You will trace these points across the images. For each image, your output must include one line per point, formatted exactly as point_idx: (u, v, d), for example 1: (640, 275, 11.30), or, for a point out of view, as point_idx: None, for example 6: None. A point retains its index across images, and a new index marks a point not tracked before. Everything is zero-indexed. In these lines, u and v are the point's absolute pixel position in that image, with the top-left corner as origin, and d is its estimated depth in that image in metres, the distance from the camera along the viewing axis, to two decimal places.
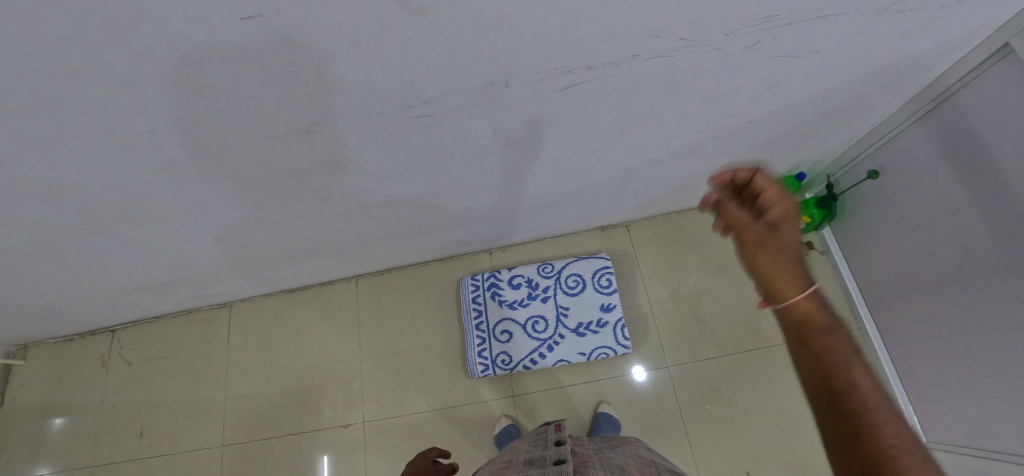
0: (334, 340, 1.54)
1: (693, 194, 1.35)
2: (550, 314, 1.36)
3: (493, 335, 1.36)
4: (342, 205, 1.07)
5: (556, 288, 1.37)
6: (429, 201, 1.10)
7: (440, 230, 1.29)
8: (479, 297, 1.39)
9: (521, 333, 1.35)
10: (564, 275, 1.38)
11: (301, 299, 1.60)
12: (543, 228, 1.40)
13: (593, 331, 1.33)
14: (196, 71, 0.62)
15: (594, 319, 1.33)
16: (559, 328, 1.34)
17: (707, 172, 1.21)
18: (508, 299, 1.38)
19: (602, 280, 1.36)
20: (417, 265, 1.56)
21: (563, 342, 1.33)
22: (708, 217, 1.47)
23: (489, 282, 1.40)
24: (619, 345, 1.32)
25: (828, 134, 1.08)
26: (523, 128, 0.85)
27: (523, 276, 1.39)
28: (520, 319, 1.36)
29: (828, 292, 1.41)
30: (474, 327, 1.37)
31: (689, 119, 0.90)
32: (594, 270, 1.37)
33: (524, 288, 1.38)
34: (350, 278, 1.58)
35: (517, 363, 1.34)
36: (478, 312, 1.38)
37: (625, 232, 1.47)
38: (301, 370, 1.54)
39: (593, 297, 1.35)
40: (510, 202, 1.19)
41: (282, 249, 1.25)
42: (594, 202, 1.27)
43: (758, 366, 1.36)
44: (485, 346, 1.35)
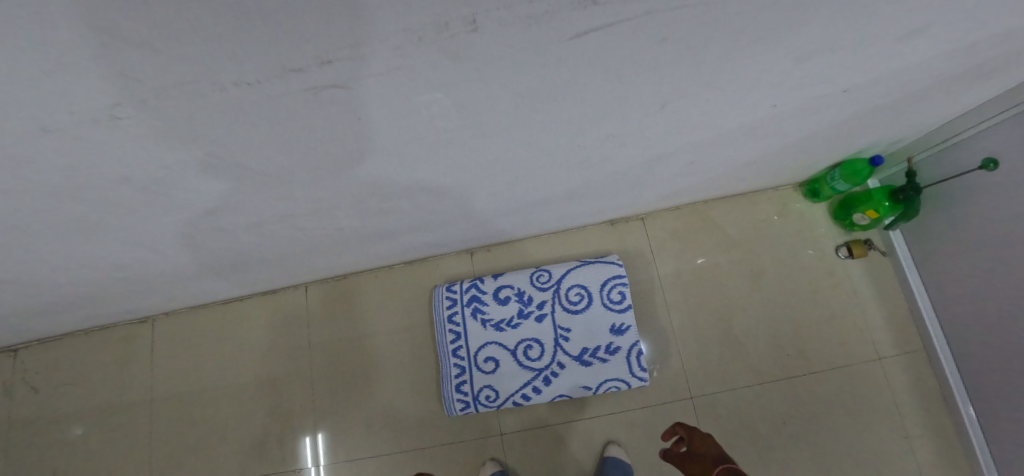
0: (280, 363, 1.25)
1: (730, 182, 1.05)
2: (546, 336, 1.06)
3: (475, 364, 1.06)
4: (252, 220, 0.75)
5: (554, 303, 1.07)
6: (377, 205, 0.79)
7: (401, 235, 0.99)
8: (457, 314, 1.08)
9: (510, 362, 1.05)
10: (565, 286, 1.07)
11: (238, 312, 1.29)
12: (537, 225, 1.10)
13: (601, 359, 1.04)
14: None
15: (602, 344, 1.04)
16: (558, 354, 1.05)
17: (756, 158, 0.91)
18: (493, 317, 1.07)
19: (613, 293, 1.05)
20: (381, 269, 1.25)
21: (563, 373, 1.04)
22: (744, 208, 1.17)
23: (469, 295, 1.09)
24: (634, 377, 1.03)
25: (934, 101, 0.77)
26: (508, 112, 0.53)
27: (513, 288, 1.08)
28: (508, 343, 1.06)
29: (889, 302, 1.13)
30: (451, 353, 1.07)
31: (764, 88, 0.59)
32: (601, 279, 1.06)
33: (513, 303, 1.08)
34: (298, 285, 1.27)
35: (505, 399, 1.05)
36: (455, 334, 1.08)
37: (641, 226, 1.16)
38: (240, 401, 1.26)
39: (601, 315, 1.05)
40: (492, 201, 0.88)
41: (189, 267, 0.93)
42: (603, 196, 0.96)
43: (800, 396, 1.10)
44: (465, 378, 1.06)
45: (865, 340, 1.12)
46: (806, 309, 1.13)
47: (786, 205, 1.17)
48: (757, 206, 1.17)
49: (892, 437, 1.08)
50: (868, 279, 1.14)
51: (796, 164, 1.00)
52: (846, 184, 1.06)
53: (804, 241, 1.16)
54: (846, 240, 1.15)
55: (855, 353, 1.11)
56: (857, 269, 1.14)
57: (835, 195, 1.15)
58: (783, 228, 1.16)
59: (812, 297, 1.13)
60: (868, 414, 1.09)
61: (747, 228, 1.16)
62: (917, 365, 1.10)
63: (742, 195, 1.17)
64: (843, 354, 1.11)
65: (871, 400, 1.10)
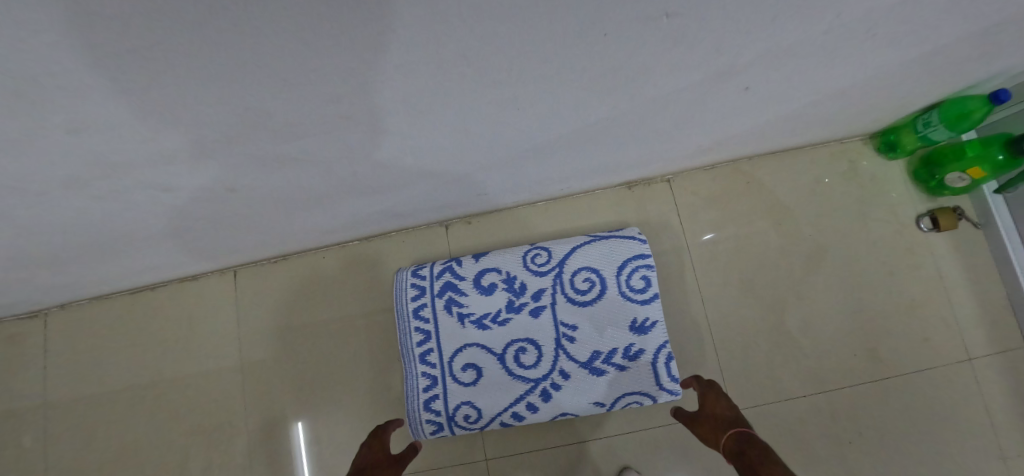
0: (201, 370, 0.97)
1: (790, 127, 0.78)
2: (544, 336, 0.80)
3: (450, 373, 0.79)
4: (67, 178, 0.46)
5: (555, 293, 0.80)
6: (284, 161, 0.50)
7: (343, 203, 0.71)
8: (425, 308, 0.81)
9: (497, 370, 0.79)
10: (569, 270, 0.81)
11: (145, 306, 1.00)
12: (532, 188, 0.82)
13: (618, 366, 0.78)
14: None
15: (619, 346, 0.78)
16: (561, 360, 0.79)
17: (842, 89, 0.64)
18: (474, 311, 0.80)
19: (635, 278, 0.79)
20: (331, 248, 0.97)
21: (568, 386, 0.78)
22: (801, 167, 0.90)
23: (442, 282, 0.81)
24: (663, 390, 0.77)
25: None
26: None
27: (500, 272, 0.81)
28: (494, 346, 0.80)
29: (982, 287, 0.88)
30: (418, 359, 0.80)
31: None
32: (618, 261, 0.80)
33: (501, 293, 0.81)
34: (224, 270, 0.99)
35: (489, 419, 0.79)
36: (423, 335, 0.80)
37: (667, 190, 0.89)
38: (148, 419, 0.97)
39: (619, 308, 0.79)
40: (467, 153, 0.60)
41: (32, 248, 0.65)
42: (625, 143, 0.69)
43: (871, 409, 0.84)
44: (436, 392, 0.79)
45: (952, 336, 0.86)
46: (879, 296, 0.87)
47: (853, 162, 0.90)
48: (818, 164, 0.90)
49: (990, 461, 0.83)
50: (956, 258, 0.88)
51: (886, 102, 0.73)
52: (946, 133, 0.79)
53: (876, 209, 0.89)
54: (931, 208, 0.89)
55: (940, 352, 0.86)
56: (943, 245, 0.89)
57: (919, 149, 0.88)
58: (849, 191, 0.90)
59: (887, 281, 0.87)
60: (958, 432, 0.84)
61: (804, 192, 0.89)
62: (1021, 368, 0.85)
63: (798, 150, 0.90)
64: (925, 354, 0.86)
65: (961, 413, 0.84)
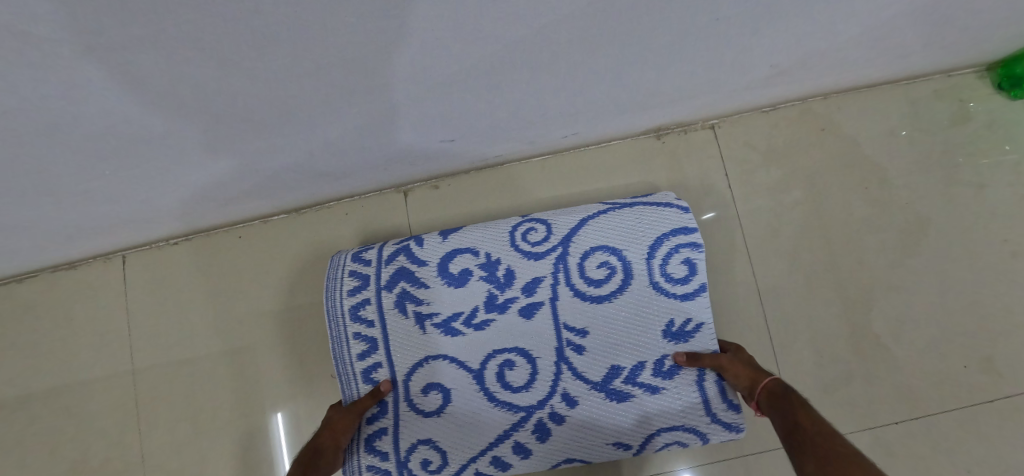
0: (80, 388, 0.73)
1: (898, 41, 0.53)
2: (540, 344, 0.57)
3: (405, 398, 0.57)
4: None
5: (557, 285, 0.57)
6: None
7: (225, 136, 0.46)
8: (369, 306, 0.57)
9: (473, 394, 0.57)
10: (578, 251, 0.57)
11: (4, 303, 0.74)
12: (521, 132, 0.57)
13: (647, 387, 0.56)
14: None
15: (648, 360, 0.56)
16: (564, 380, 0.57)
17: None
18: (440, 311, 0.57)
19: (673, 263, 0.56)
20: (255, 222, 0.73)
21: (573, 416, 0.56)
22: (893, 106, 0.65)
23: (393, 271, 0.57)
24: (714, 424, 0.55)
25: None
26: None
27: (478, 254, 0.57)
28: (468, 359, 0.57)
29: None
30: (361, 379, 0.57)
31: None
32: (649, 239, 0.56)
33: (478, 285, 0.57)
34: (112, 254, 0.74)
35: (462, 463, 0.56)
36: (367, 345, 0.57)
37: (709, 139, 0.65)
38: (7, 456, 0.72)
39: (649, 306, 0.56)
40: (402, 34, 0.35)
41: None
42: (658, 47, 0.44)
43: (988, 443, 0.60)
44: (384, 425, 0.56)
45: None
46: (999, 287, 0.63)
47: (964, 101, 0.66)
48: (916, 102, 0.65)
49: None
50: None
51: None
52: None
53: (995, 162, 0.65)
54: None
55: None
56: None
57: None
58: (955, 141, 0.65)
59: (1012, 265, 0.63)
60: None
61: (897, 142, 0.65)
62: None
63: (890, 84, 0.65)
64: None
65: None
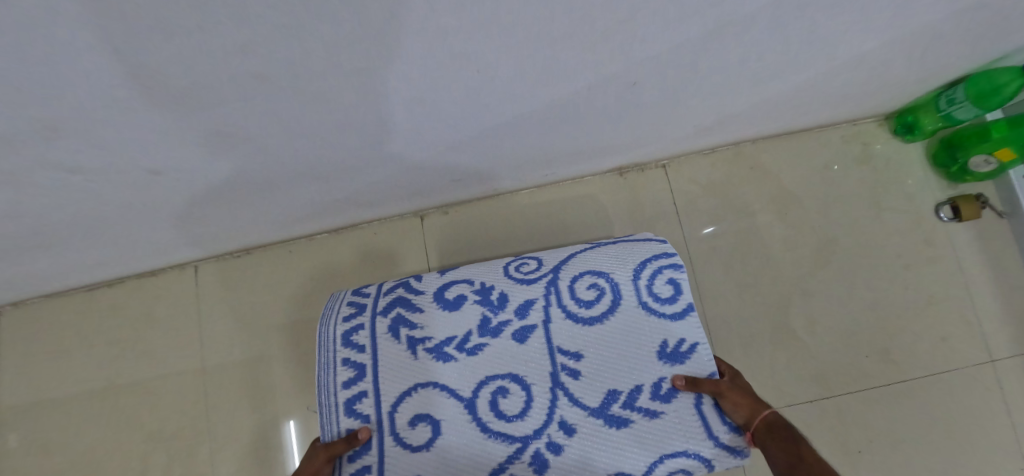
0: (156, 374, 0.90)
1: (798, 103, 0.70)
2: (533, 371, 0.58)
3: (390, 432, 0.57)
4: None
5: (549, 306, 0.59)
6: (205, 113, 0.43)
7: (295, 184, 0.64)
8: (362, 330, 0.61)
9: (466, 425, 0.56)
10: (570, 276, 0.61)
11: (97, 304, 0.92)
12: (512, 172, 0.75)
13: (646, 412, 0.55)
14: None
15: (646, 384, 0.56)
16: (561, 407, 0.56)
17: (852, 57, 0.59)
18: (432, 335, 0.59)
19: (659, 283, 0.59)
20: (302, 240, 0.90)
21: (571, 445, 0.55)
22: (809, 149, 0.82)
23: (392, 298, 0.62)
24: (723, 451, 0.55)
25: None
26: None
27: (472, 283, 0.62)
28: (458, 388, 0.57)
29: (1006, 283, 0.80)
30: (343, 411, 0.58)
31: None
32: (634, 262, 0.61)
33: (471, 307, 0.60)
34: (186, 265, 0.92)
35: None
36: (354, 372, 0.59)
37: (661, 176, 0.82)
38: (97, 429, 0.89)
39: (642, 325, 0.58)
40: (432, 122, 0.53)
41: None
42: (610, 120, 0.62)
43: (885, 418, 0.76)
44: (367, 463, 0.56)
45: (975, 337, 0.78)
46: (896, 294, 0.79)
47: (868, 144, 0.82)
48: (828, 146, 0.82)
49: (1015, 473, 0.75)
50: (979, 249, 0.80)
51: (902, 75, 0.66)
52: (969, 111, 0.71)
53: (894, 193, 0.82)
54: (951, 196, 0.81)
55: (961, 355, 0.78)
56: (966, 236, 0.81)
57: (942, 132, 0.80)
58: (860, 177, 0.82)
59: (905, 275, 0.80)
60: (981, 442, 0.76)
61: (813, 178, 0.81)
62: None
63: (807, 131, 0.82)
64: (944, 356, 0.78)
65: (985, 421, 0.76)
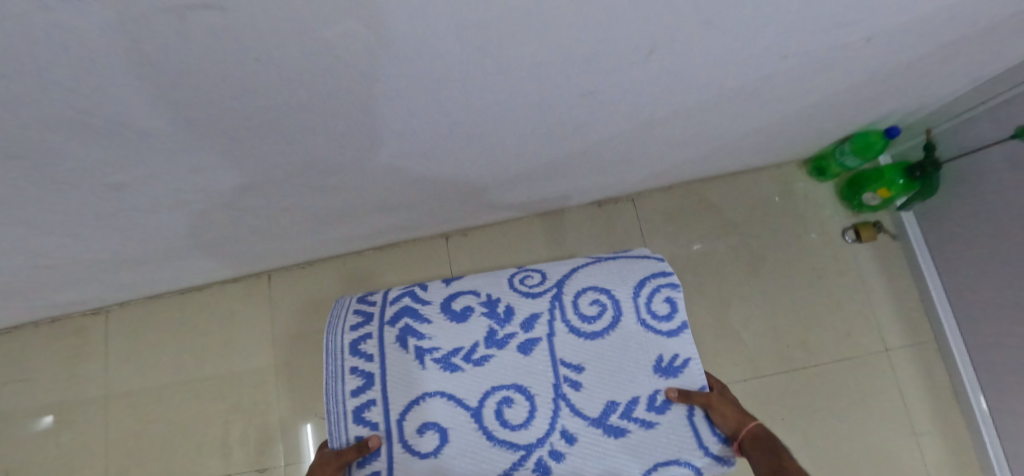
0: (239, 357, 1.18)
1: (725, 157, 0.97)
2: (536, 383, 0.70)
3: (400, 439, 0.69)
4: (178, 188, 0.67)
5: (554, 321, 0.72)
6: (327, 173, 0.70)
7: (366, 215, 0.91)
8: (370, 341, 0.73)
9: (469, 430, 0.68)
10: (575, 293, 0.74)
11: (197, 301, 1.22)
12: (519, 205, 1.02)
13: (642, 422, 0.68)
14: None
15: (642, 396, 0.69)
16: (563, 417, 0.69)
17: (752, 129, 0.85)
18: (438, 346, 0.72)
19: (657, 301, 0.72)
20: (355, 255, 1.16)
21: (572, 452, 0.68)
22: (743, 187, 1.08)
23: (398, 308, 0.75)
24: (710, 458, 0.68)
25: (942, 60, 0.70)
26: (457, 52, 0.47)
27: (476, 295, 0.75)
28: (465, 398, 0.70)
29: (897, 290, 1.04)
30: (354, 416, 0.71)
31: (757, 34, 0.53)
32: (633, 283, 0.73)
33: (477, 320, 0.73)
34: (265, 272, 1.20)
35: None
36: (363, 380, 0.72)
37: (631, 207, 1.08)
38: (194, 398, 1.18)
39: (638, 339, 0.71)
40: (466, 175, 0.80)
41: (134, 248, 0.86)
42: (587, 171, 0.89)
43: (799, 392, 1.01)
44: (378, 467, 0.69)
45: (871, 331, 1.03)
46: (809, 298, 1.04)
47: (790, 183, 1.08)
48: (757, 185, 1.08)
49: (899, 434, 0.99)
50: (877, 264, 1.05)
51: (796, 139, 0.93)
52: (854, 160, 0.97)
53: (809, 220, 1.07)
54: (854, 223, 1.06)
55: (860, 345, 1.02)
56: (866, 253, 1.06)
57: (844, 173, 1.05)
58: (784, 209, 1.07)
59: (816, 283, 1.05)
60: (875, 411, 1.00)
61: (746, 210, 1.07)
62: (929, 359, 1.01)
63: (741, 173, 1.09)
64: (846, 345, 1.02)
65: (878, 396, 1.00)
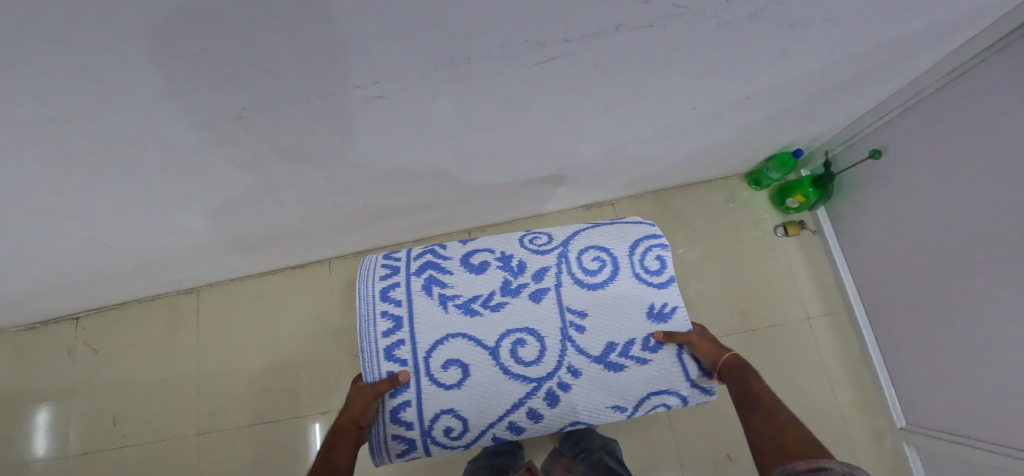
0: (307, 325, 1.56)
1: (680, 173, 1.30)
2: (546, 326, 0.85)
3: (427, 373, 0.82)
4: (300, 189, 1.01)
5: (560, 274, 0.88)
6: (397, 181, 1.04)
7: (413, 213, 1.24)
8: (398, 288, 0.85)
9: (488, 364, 0.83)
10: (578, 252, 0.89)
11: (272, 283, 1.59)
12: (526, 207, 1.34)
13: (638, 360, 0.86)
14: (99, 61, 0.55)
15: (638, 338, 0.86)
16: (569, 355, 0.84)
17: (696, 153, 1.18)
18: (460, 294, 0.85)
19: (649, 259, 0.90)
20: (397, 247, 1.48)
21: (577, 383, 0.84)
22: (698, 195, 1.41)
23: (422, 262, 0.88)
24: (697, 389, 0.88)
25: (819, 111, 1.03)
26: (496, 107, 0.81)
27: (492, 252, 0.89)
28: (485, 338, 0.83)
29: (817, 272, 1.37)
30: (383, 355, 0.82)
31: (678, 96, 0.87)
32: (628, 245, 0.90)
33: (495, 271, 0.87)
34: (327, 260, 1.58)
35: (499, 418, 0.84)
36: (392, 322, 0.83)
37: (611, 210, 1.42)
38: (272, 357, 1.55)
39: (632, 290, 0.88)
40: (490, 184, 1.14)
41: (249, 234, 1.20)
42: (577, 182, 1.22)
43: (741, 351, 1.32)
44: (407, 398, 0.81)
45: (797, 304, 1.35)
46: (748, 279, 1.36)
47: (734, 192, 1.41)
48: (709, 193, 1.41)
49: (819, 382, 1.30)
50: (800, 253, 1.38)
51: (732, 159, 1.26)
52: (777, 173, 1.30)
53: (749, 220, 1.40)
54: (782, 221, 1.39)
55: (787, 314, 1.34)
56: (792, 245, 1.38)
57: (773, 184, 1.39)
58: (730, 212, 1.40)
59: (754, 268, 1.37)
60: (800, 364, 1.31)
61: (701, 213, 1.40)
62: (841, 325, 1.33)
63: (696, 185, 1.42)
64: (777, 314, 1.34)
65: (802, 353, 1.32)
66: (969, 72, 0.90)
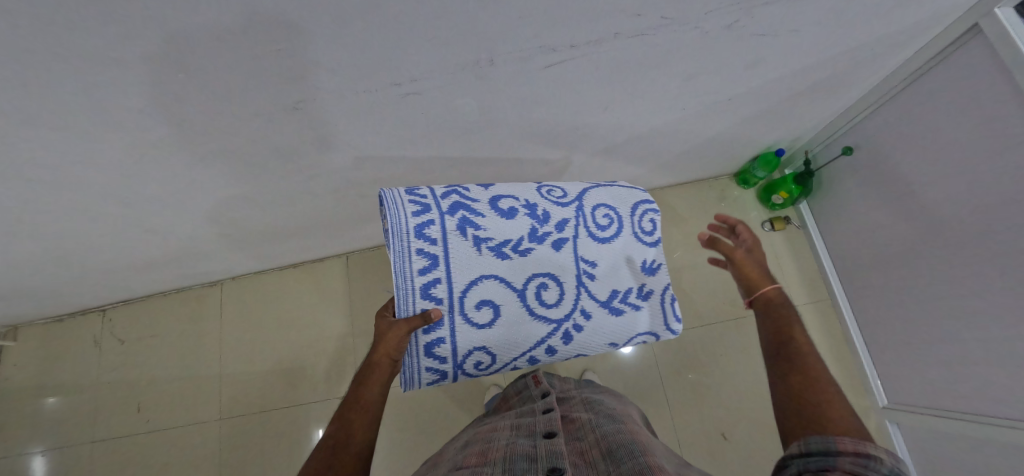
0: (326, 315, 1.66)
1: (674, 173, 1.41)
2: (564, 273, 0.95)
3: (461, 312, 0.89)
4: (331, 182, 1.12)
5: (578, 226, 0.96)
6: (417, 176, 1.14)
7: None
8: (432, 227, 0.88)
9: (517, 306, 0.92)
10: (589, 208, 0.97)
11: (294, 274, 1.70)
12: None
13: (634, 306, 0.98)
14: (187, 51, 0.67)
15: (634, 287, 0.98)
16: (583, 299, 0.95)
17: (688, 153, 1.29)
18: (492, 237, 0.91)
19: (645, 220, 1.00)
20: None
21: (589, 325, 0.96)
22: (691, 194, 1.53)
23: (451, 202, 0.91)
24: (667, 329, 1.01)
25: (795, 113, 1.16)
26: (511, 107, 0.92)
27: (517, 198, 0.94)
28: (513, 281, 0.92)
29: (802, 264, 1.47)
30: (421, 293, 0.87)
31: (669, 99, 0.99)
32: (630, 204, 1.00)
33: (524, 218, 0.93)
34: (345, 255, 1.70)
35: (519, 355, 0.95)
36: (428, 261, 0.87)
37: None
38: (292, 346, 1.64)
39: (632, 244, 0.99)
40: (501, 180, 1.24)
41: (277, 225, 1.30)
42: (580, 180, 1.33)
43: (732, 337, 1.43)
44: (442, 335, 0.89)
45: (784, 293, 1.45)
46: None
47: (725, 191, 1.53)
48: (702, 192, 1.53)
49: None
50: (786, 246, 1.49)
51: (721, 159, 1.38)
52: (763, 172, 1.42)
53: (738, 217, 1.51)
54: (769, 217, 1.50)
55: None
56: (778, 239, 1.50)
57: (760, 183, 1.51)
58: (721, 209, 1.51)
59: None
60: None
61: (694, 209, 1.52)
62: (826, 312, 1.43)
63: (690, 184, 1.54)
64: None
65: None
66: (923, 76, 1.02)
